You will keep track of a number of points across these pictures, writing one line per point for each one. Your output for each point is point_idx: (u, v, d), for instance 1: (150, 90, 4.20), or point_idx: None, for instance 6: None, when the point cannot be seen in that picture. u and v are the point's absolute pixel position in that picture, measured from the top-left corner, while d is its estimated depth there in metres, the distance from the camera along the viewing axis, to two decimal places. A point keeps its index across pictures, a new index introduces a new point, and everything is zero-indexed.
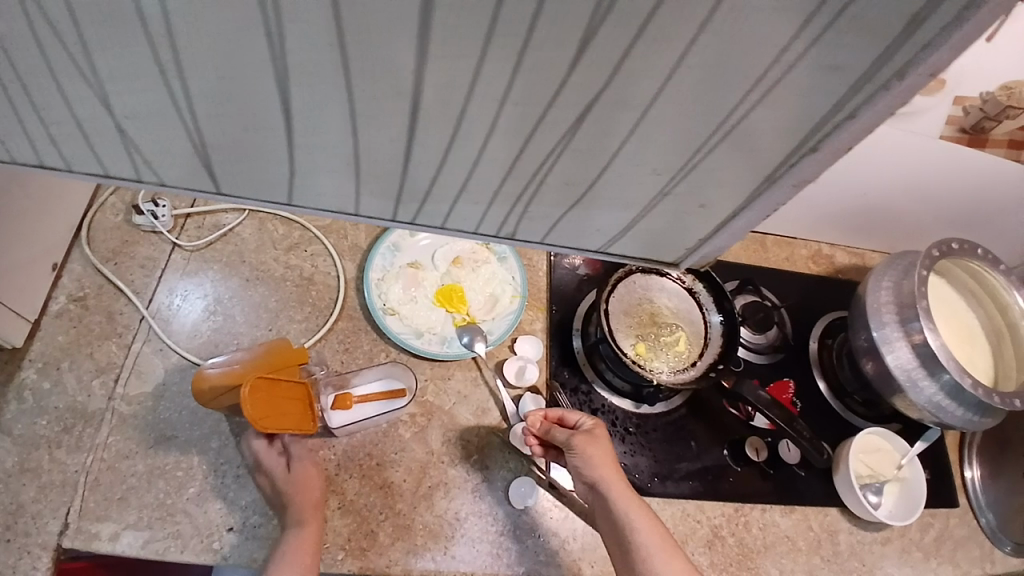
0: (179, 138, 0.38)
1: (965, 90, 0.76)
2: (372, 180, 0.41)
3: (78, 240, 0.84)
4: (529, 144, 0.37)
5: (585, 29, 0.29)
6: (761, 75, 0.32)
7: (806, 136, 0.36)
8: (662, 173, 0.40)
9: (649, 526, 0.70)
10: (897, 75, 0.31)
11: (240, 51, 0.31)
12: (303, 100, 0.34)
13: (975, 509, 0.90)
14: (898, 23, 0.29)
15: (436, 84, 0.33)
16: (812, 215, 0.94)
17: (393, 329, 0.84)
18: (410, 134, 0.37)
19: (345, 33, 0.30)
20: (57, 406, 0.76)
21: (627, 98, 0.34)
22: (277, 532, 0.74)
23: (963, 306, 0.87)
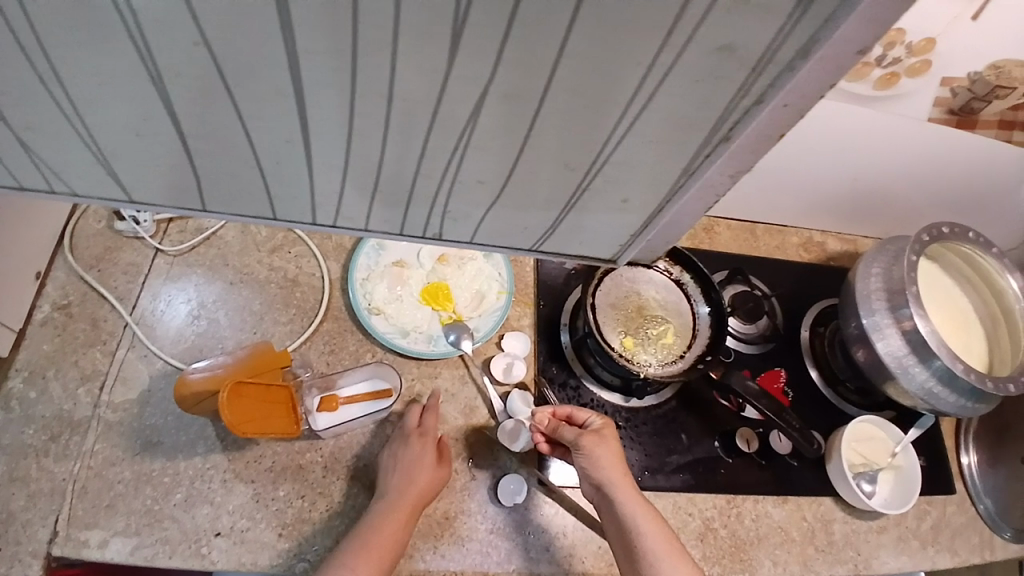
0: (71, 136, 0.38)
1: (952, 69, 0.73)
2: (286, 178, 0.42)
3: (61, 248, 0.84)
4: (429, 141, 0.37)
5: (453, 21, 0.29)
6: (653, 63, 0.31)
7: (719, 123, 0.35)
8: (575, 168, 0.40)
9: (655, 530, 0.70)
10: (801, 55, 0.30)
11: (106, 49, 0.31)
12: (182, 97, 0.34)
13: (972, 496, 0.89)
14: (787, 4, 0.28)
15: (315, 77, 0.33)
16: (801, 202, 0.93)
17: (378, 329, 0.84)
18: (306, 131, 0.37)
19: (205, 28, 0.30)
20: (44, 414, 0.75)
21: (516, 91, 0.33)
22: (265, 536, 0.73)
23: (957, 291, 0.86)
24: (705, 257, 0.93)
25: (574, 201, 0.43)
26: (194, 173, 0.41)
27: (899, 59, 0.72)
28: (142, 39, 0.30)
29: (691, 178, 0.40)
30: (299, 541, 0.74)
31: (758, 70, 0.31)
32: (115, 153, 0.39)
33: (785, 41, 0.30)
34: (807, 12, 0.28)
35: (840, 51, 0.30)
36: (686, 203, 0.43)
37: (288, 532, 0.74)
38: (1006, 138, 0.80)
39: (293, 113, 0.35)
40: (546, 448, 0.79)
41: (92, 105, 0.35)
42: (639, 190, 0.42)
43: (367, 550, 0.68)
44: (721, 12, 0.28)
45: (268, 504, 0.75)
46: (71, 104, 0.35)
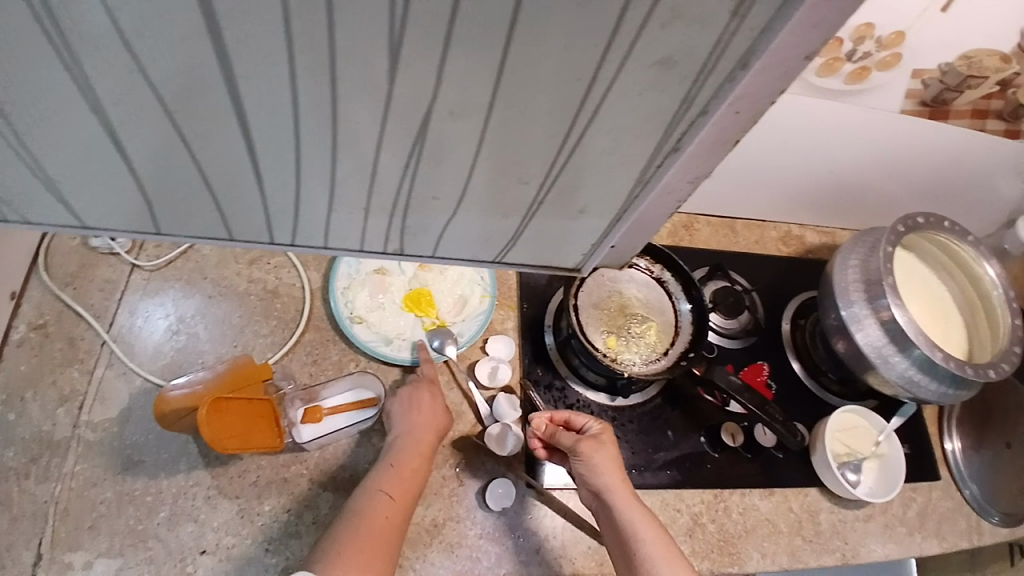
0: (18, 163, 0.38)
1: (923, 61, 0.73)
2: (243, 197, 0.42)
3: (35, 267, 0.82)
4: (379, 157, 0.39)
5: (389, 42, 0.30)
6: (594, 76, 0.32)
7: (672, 123, 0.36)
8: (529, 182, 0.42)
9: (655, 538, 0.70)
10: (742, 65, 0.32)
11: (44, 81, 0.32)
12: (125, 123, 0.35)
13: (958, 482, 0.90)
14: (727, 13, 0.29)
15: (261, 100, 0.33)
16: (780, 195, 0.93)
17: (360, 338, 0.83)
18: (252, 151, 0.38)
19: (140, 58, 0.30)
20: (23, 436, 0.74)
21: (460, 107, 0.35)
22: (252, 551, 0.73)
23: (934, 280, 0.87)
24: (686, 254, 0.93)
25: (542, 200, 0.44)
26: (143, 194, 0.42)
27: (869, 53, 0.72)
28: (81, 70, 0.31)
29: (645, 188, 0.42)
30: (286, 555, 0.73)
31: (703, 75, 0.33)
32: (67, 176, 0.39)
33: (727, 49, 0.31)
34: (745, 20, 0.29)
35: (778, 57, 0.31)
36: (651, 205, 0.44)
37: (275, 546, 0.73)
38: (980, 127, 0.81)
39: (239, 135, 0.36)
40: (544, 454, 0.80)
41: (39, 132, 0.35)
42: (595, 201, 0.44)
43: (395, 478, 0.72)
44: (658, 24, 0.29)
45: (254, 519, 0.74)
46: (16, 133, 0.35)
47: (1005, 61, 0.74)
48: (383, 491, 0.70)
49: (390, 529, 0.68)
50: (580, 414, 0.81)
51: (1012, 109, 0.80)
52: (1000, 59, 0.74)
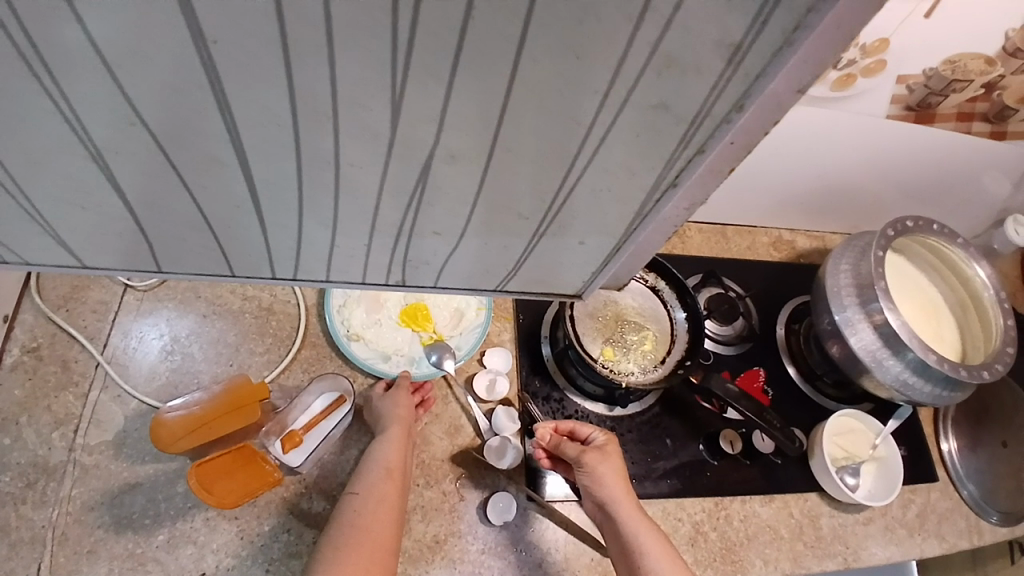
0: (13, 209, 0.38)
1: (908, 66, 0.73)
2: (237, 234, 0.43)
3: (27, 290, 0.82)
4: (380, 196, 0.39)
5: (389, 89, 0.31)
6: (592, 119, 0.33)
7: (671, 159, 0.37)
8: (528, 217, 0.42)
9: (660, 550, 0.70)
10: (737, 108, 0.33)
11: (40, 133, 0.32)
12: (125, 166, 0.35)
13: (956, 482, 0.91)
14: (721, 59, 0.30)
15: (266, 143, 0.34)
16: (771, 200, 0.94)
17: (359, 355, 0.84)
18: (253, 194, 0.38)
19: (144, 107, 0.31)
20: (19, 461, 0.74)
21: (458, 150, 0.35)
22: (252, 571, 0.72)
23: (926, 282, 0.87)
24: (679, 262, 0.94)
25: (542, 232, 0.44)
26: (137, 237, 0.42)
27: (853, 61, 0.71)
28: (75, 120, 0.31)
29: (645, 220, 0.42)
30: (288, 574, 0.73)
31: (699, 118, 0.34)
32: (52, 218, 0.39)
33: (723, 93, 0.32)
34: (739, 67, 0.31)
35: (766, 101, 0.32)
36: (648, 235, 0.44)
37: (276, 566, 0.73)
38: (965, 129, 0.82)
39: (234, 179, 0.37)
40: (548, 464, 0.81)
41: (33, 177, 0.36)
42: (595, 231, 0.45)
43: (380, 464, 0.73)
44: (651, 74, 0.30)
45: (254, 540, 0.74)
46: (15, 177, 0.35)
47: (988, 64, 0.74)
48: (354, 491, 0.72)
49: (390, 521, 0.70)
50: (586, 424, 0.81)
51: (999, 111, 0.80)
52: (984, 62, 0.74)
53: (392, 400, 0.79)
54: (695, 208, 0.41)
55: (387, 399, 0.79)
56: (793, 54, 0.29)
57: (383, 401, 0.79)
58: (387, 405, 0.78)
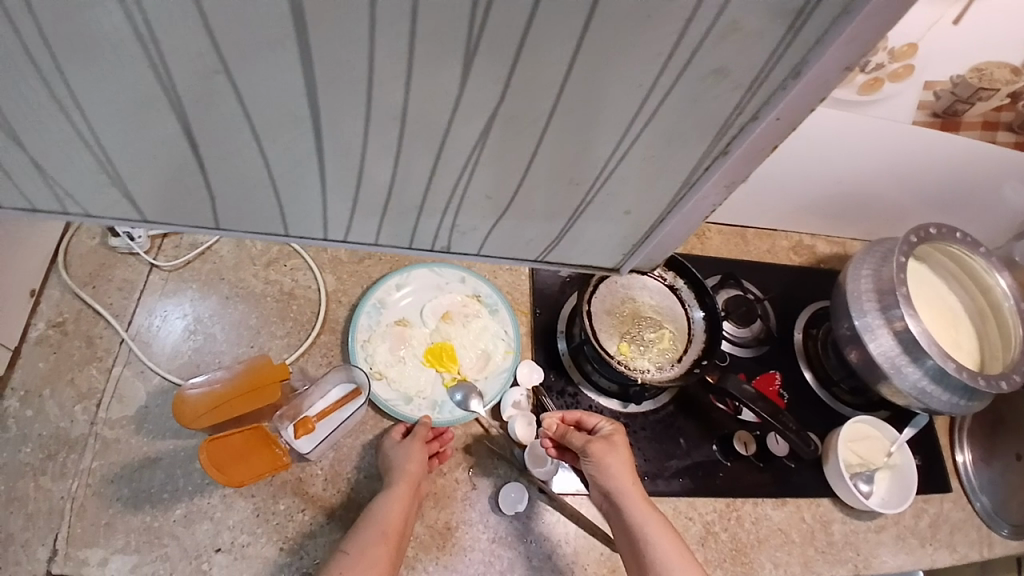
0: (85, 161, 0.40)
1: (933, 73, 0.73)
2: (295, 195, 0.44)
3: (54, 266, 0.83)
4: (440, 158, 0.40)
5: (464, 47, 0.32)
6: (654, 83, 0.35)
7: (725, 126, 0.38)
8: (580, 182, 0.43)
9: (666, 541, 0.70)
10: (792, 75, 0.34)
11: (128, 80, 0.34)
12: (203, 120, 0.37)
13: (969, 494, 0.90)
14: (784, 24, 0.31)
15: (338, 102, 0.35)
16: (793, 204, 0.94)
17: (380, 397, 0.82)
18: (320, 152, 0.40)
19: (229, 58, 0.32)
20: (41, 433, 0.75)
21: (523, 112, 0.37)
22: (266, 549, 0.73)
23: (945, 290, 0.87)
24: (698, 263, 0.94)
25: (590, 200, 0.46)
26: (206, 193, 0.44)
27: (881, 65, 0.72)
28: (161, 68, 0.33)
29: (692, 187, 0.44)
30: (301, 555, 0.73)
31: (754, 86, 0.35)
32: (117, 171, 0.41)
33: (779, 60, 0.34)
34: (797, 35, 0.32)
35: (821, 72, 0.34)
36: (687, 211, 0.46)
37: (289, 547, 0.74)
38: (990, 139, 0.81)
39: (305, 138, 0.38)
40: (555, 454, 0.81)
41: (108, 128, 0.37)
42: (639, 201, 0.46)
43: (376, 528, 0.70)
44: (715, 38, 0.32)
45: (269, 518, 0.75)
46: (90, 129, 0.37)
47: (1015, 73, 0.75)
48: (343, 548, 0.69)
49: None
50: (593, 415, 0.83)
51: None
52: (1010, 71, 0.75)
53: (409, 448, 0.76)
54: (736, 183, 0.43)
55: (404, 445, 0.76)
56: (851, 23, 0.31)
57: (398, 450, 0.76)
58: (402, 452, 0.76)
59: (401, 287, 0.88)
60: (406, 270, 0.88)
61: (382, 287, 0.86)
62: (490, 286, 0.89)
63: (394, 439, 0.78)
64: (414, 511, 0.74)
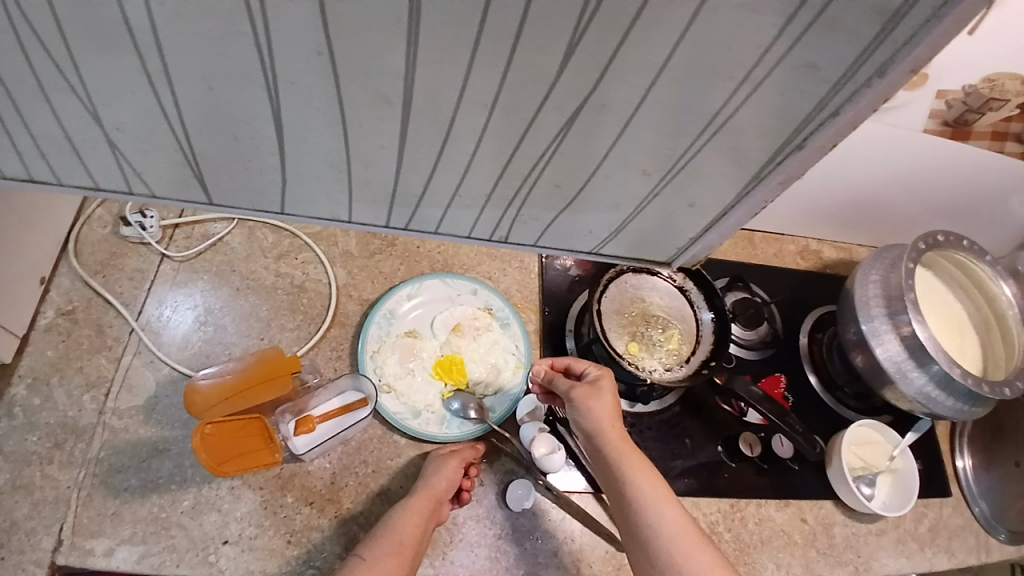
0: (163, 135, 0.41)
1: (948, 82, 0.76)
2: (348, 182, 0.46)
3: (66, 254, 0.83)
4: (515, 146, 0.42)
5: (570, 37, 0.34)
6: (746, 77, 0.36)
7: (801, 127, 0.40)
8: (651, 174, 0.45)
9: (649, 482, 0.69)
10: (879, 72, 0.35)
11: (234, 55, 0.35)
12: (292, 99, 0.38)
13: (968, 499, 0.91)
14: (879, 21, 0.32)
15: (426, 86, 0.37)
16: (801, 210, 0.95)
17: (388, 410, 0.81)
18: (392, 138, 0.41)
19: (335, 39, 0.34)
20: (48, 421, 0.75)
21: (612, 100, 0.38)
22: (273, 542, 0.73)
23: (949, 296, 0.88)
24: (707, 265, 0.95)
25: (660, 190, 0.47)
26: (261, 176, 0.45)
27: None
28: (267, 45, 0.35)
29: (760, 183, 0.45)
30: (308, 548, 0.73)
31: (840, 84, 0.36)
32: (189, 145, 0.42)
33: (869, 60, 0.35)
34: (891, 35, 0.33)
35: (901, 75, 0.35)
36: (744, 210, 0.47)
37: (296, 539, 0.74)
38: (999, 148, 0.84)
39: (392, 121, 0.40)
40: (543, 397, 0.82)
41: (191, 102, 0.39)
42: (706, 196, 0.47)
43: (392, 543, 0.69)
44: (813, 35, 0.34)
45: (277, 511, 0.75)
46: (173, 99, 0.38)
47: None
48: (360, 555, 0.69)
49: None
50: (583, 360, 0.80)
51: None
52: None
53: (445, 463, 0.76)
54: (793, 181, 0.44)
55: (441, 459, 0.77)
56: (942, 24, 0.32)
57: (433, 464, 0.77)
58: (437, 467, 0.76)
59: (412, 297, 0.88)
60: (418, 281, 0.88)
61: (393, 298, 0.86)
62: (503, 300, 0.90)
63: (440, 451, 0.79)
64: (433, 527, 0.74)
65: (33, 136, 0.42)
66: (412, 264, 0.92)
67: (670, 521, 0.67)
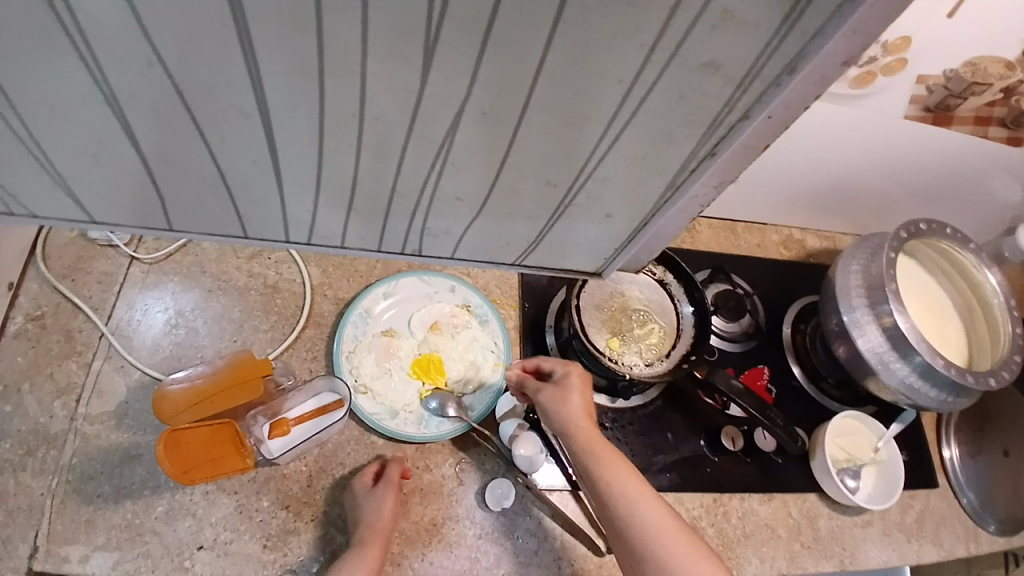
0: (60, 150, 0.39)
1: (926, 67, 0.73)
2: (278, 188, 0.44)
3: (32, 258, 0.81)
4: (434, 151, 0.40)
5: (439, 36, 0.31)
6: (634, 78, 0.34)
7: (706, 135, 0.39)
8: (555, 184, 0.44)
9: (626, 477, 0.68)
10: (787, 70, 0.34)
11: (76, 69, 0.33)
12: (153, 108, 0.36)
13: (956, 489, 0.90)
14: (778, 14, 0.31)
15: (342, 91, 0.35)
16: (783, 197, 0.94)
17: (365, 410, 0.79)
18: (306, 139, 0.39)
19: (182, 47, 0.32)
20: (19, 429, 0.74)
21: (494, 107, 0.36)
22: (250, 546, 0.72)
23: (934, 284, 0.87)
24: (688, 257, 0.94)
25: (567, 203, 0.46)
26: (187, 184, 0.43)
27: (874, 58, 0.72)
28: (159, 50, 0.32)
29: (676, 192, 0.44)
30: (285, 551, 0.73)
31: (743, 85, 0.35)
32: (105, 159, 0.40)
33: (775, 54, 0.33)
34: (796, 23, 0.31)
35: (824, 67, 0.33)
36: (673, 213, 0.46)
37: (273, 542, 0.73)
38: (982, 134, 0.81)
39: (295, 133, 0.38)
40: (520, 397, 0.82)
41: (83, 120, 0.37)
42: (620, 207, 0.46)
43: None
44: (704, 28, 0.31)
45: (252, 515, 0.74)
46: (56, 114, 0.36)
47: (1008, 67, 0.75)
48: None
49: None
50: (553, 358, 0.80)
51: (1016, 116, 0.80)
52: (1002, 66, 0.75)
53: (379, 495, 0.73)
54: (724, 185, 0.43)
55: (373, 491, 0.73)
56: (853, 13, 0.30)
57: (368, 495, 0.73)
58: (372, 500, 0.72)
59: (388, 296, 0.86)
60: (393, 279, 0.87)
61: (368, 297, 0.85)
62: (480, 296, 0.88)
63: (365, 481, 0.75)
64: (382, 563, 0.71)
65: None
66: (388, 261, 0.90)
67: (649, 515, 0.66)
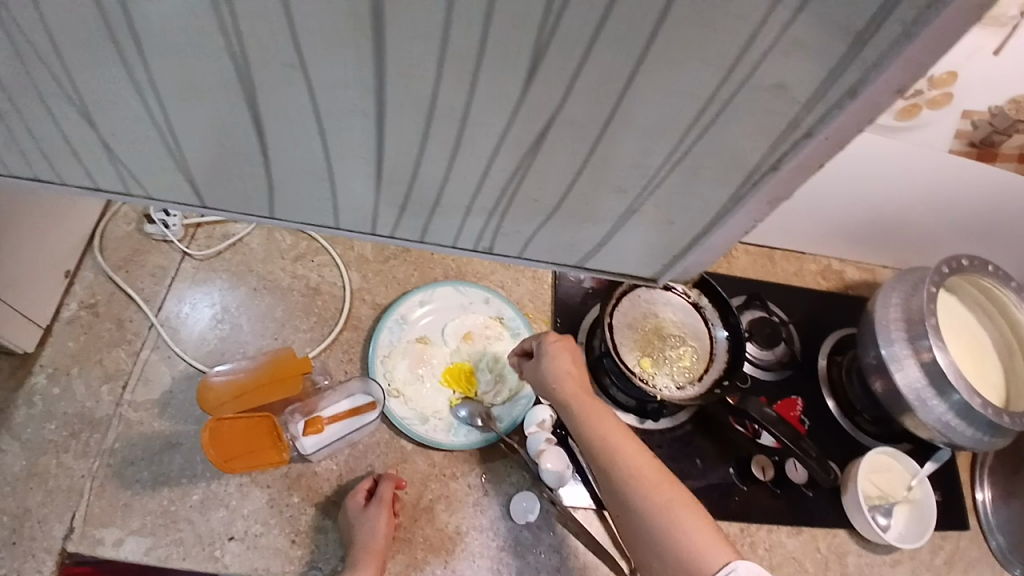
0: (153, 139, 0.42)
1: (972, 103, 0.73)
2: (345, 184, 0.46)
3: (90, 249, 0.85)
4: (497, 157, 0.42)
5: (520, 49, 0.34)
6: (703, 94, 0.36)
7: (766, 155, 0.40)
8: (626, 191, 0.45)
9: (608, 433, 0.67)
10: (848, 93, 0.35)
11: (188, 61, 0.36)
12: (249, 102, 0.39)
13: (985, 532, 0.88)
14: (842, 42, 0.32)
15: (421, 97, 0.37)
16: (822, 227, 0.94)
17: (396, 414, 0.81)
18: (378, 138, 0.41)
19: (292, 45, 0.34)
20: (66, 411, 0.77)
21: (581, 118, 0.38)
22: (279, 541, 0.74)
23: (973, 322, 0.86)
24: (723, 282, 0.94)
25: (628, 211, 0.47)
26: (264, 177, 0.46)
27: (919, 92, 0.72)
28: (261, 50, 0.35)
29: (733, 207, 0.45)
30: (314, 548, 0.74)
31: (809, 104, 0.36)
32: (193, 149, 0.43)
33: (838, 79, 0.34)
34: (860, 53, 0.32)
35: (880, 93, 0.34)
36: (722, 228, 0.47)
37: (302, 538, 0.74)
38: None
39: (369, 132, 0.41)
40: None
41: (182, 112, 0.40)
42: (678, 217, 0.47)
43: None
44: (777, 54, 0.33)
45: (282, 510, 0.75)
46: (159, 105, 0.39)
47: None
48: None
49: None
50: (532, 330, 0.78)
51: None
52: None
53: (372, 515, 0.72)
54: (778, 201, 0.44)
55: (365, 512, 0.72)
56: (913, 44, 0.31)
57: (361, 516, 0.72)
58: (366, 520, 0.72)
59: (424, 304, 0.88)
60: (430, 288, 0.88)
61: (405, 304, 0.87)
62: (514, 309, 0.89)
63: (356, 503, 0.74)
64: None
65: (56, 139, 0.43)
66: (426, 270, 0.92)
67: (635, 463, 0.64)
